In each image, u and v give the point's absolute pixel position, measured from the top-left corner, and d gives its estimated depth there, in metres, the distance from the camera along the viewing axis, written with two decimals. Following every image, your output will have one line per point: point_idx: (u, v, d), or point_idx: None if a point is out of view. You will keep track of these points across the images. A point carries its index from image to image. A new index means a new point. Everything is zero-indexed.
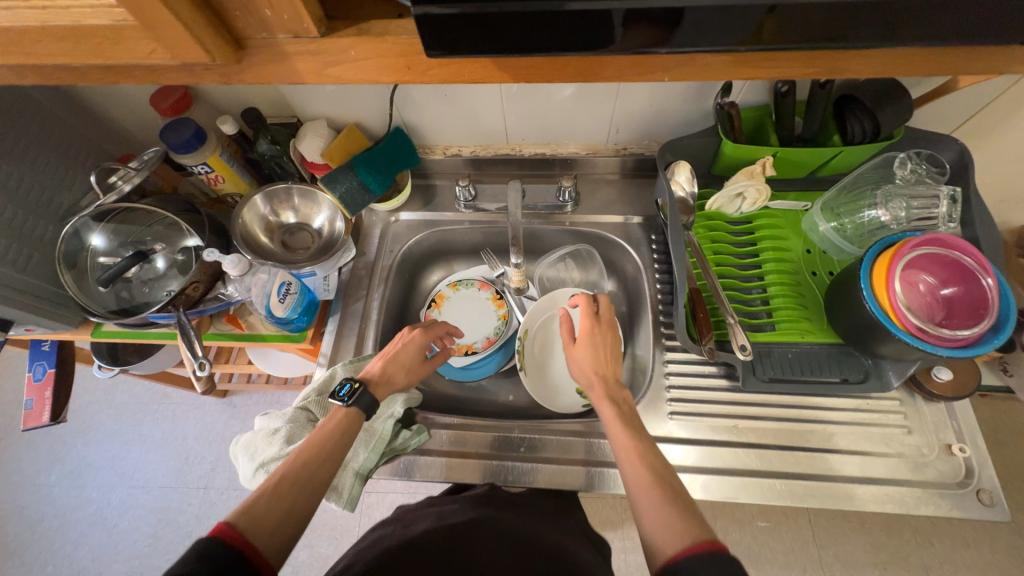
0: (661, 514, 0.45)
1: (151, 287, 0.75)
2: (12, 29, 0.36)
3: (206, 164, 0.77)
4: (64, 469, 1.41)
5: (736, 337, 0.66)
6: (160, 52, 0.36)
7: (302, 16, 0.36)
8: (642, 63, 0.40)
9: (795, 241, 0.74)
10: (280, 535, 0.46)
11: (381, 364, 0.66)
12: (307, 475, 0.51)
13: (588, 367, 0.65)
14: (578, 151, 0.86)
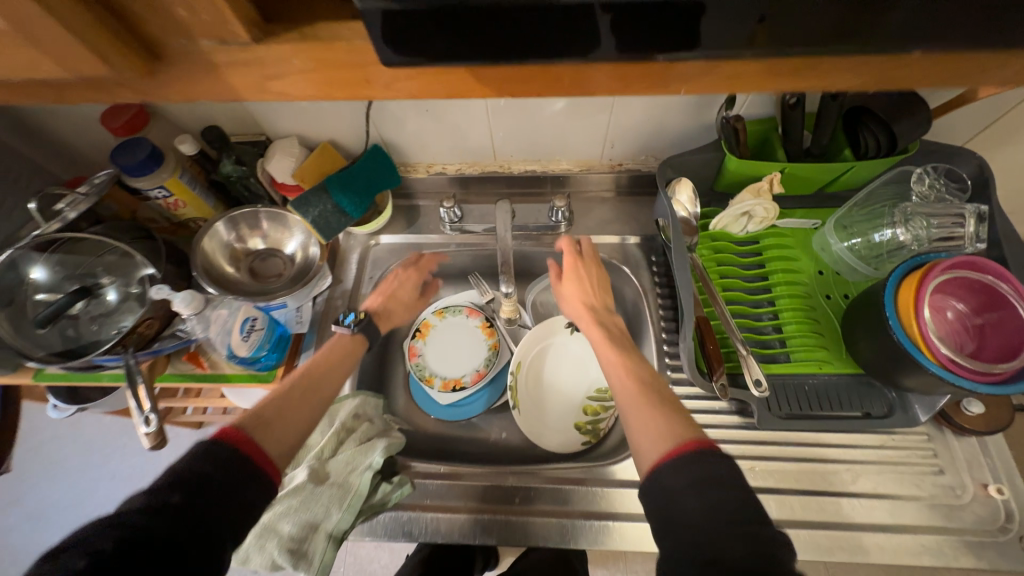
0: (652, 424, 0.49)
1: (100, 324, 0.68)
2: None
3: (163, 187, 0.70)
4: (19, 514, 1.29)
5: (749, 370, 0.60)
6: (46, 61, 0.31)
7: (227, 18, 0.30)
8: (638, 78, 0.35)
9: (807, 263, 0.69)
10: (281, 444, 0.51)
11: (382, 299, 0.74)
12: (304, 395, 0.57)
13: (576, 298, 0.70)
14: (570, 168, 0.81)
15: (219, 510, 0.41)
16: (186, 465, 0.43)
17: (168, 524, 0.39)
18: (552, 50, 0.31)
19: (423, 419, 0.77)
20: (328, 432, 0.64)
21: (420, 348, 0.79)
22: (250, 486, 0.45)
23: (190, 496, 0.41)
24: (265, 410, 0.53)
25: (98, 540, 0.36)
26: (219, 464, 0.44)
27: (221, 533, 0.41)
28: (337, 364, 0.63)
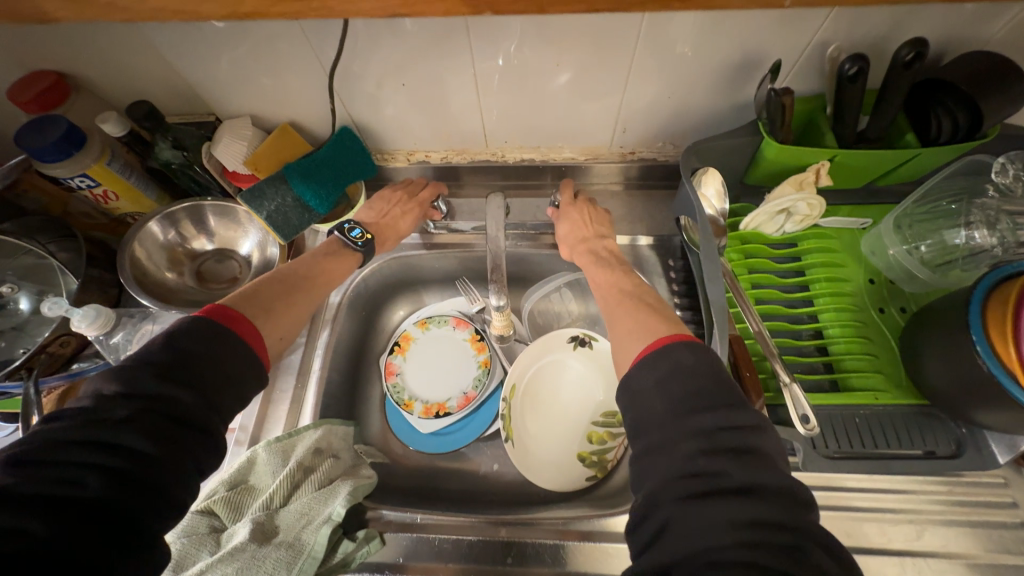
0: (629, 332, 0.50)
1: (7, 341, 0.56)
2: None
3: (86, 175, 0.58)
4: None
5: (794, 404, 0.49)
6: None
7: None
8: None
9: (855, 270, 0.58)
10: (278, 337, 0.47)
11: (378, 219, 0.64)
12: (304, 287, 0.53)
13: (569, 236, 0.65)
14: (575, 156, 0.69)
15: (215, 385, 0.37)
16: (172, 355, 0.36)
17: (161, 432, 0.34)
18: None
19: (401, 448, 0.67)
20: (279, 474, 0.53)
21: (398, 366, 0.69)
22: (249, 372, 0.40)
23: (188, 393, 0.36)
24: (265, 299, 0.48)
25: (80, 471, 0.31)
26: (213, 349, 0.38)
27: (219, 433, 0.37)
28: (341, 263, 0.59)
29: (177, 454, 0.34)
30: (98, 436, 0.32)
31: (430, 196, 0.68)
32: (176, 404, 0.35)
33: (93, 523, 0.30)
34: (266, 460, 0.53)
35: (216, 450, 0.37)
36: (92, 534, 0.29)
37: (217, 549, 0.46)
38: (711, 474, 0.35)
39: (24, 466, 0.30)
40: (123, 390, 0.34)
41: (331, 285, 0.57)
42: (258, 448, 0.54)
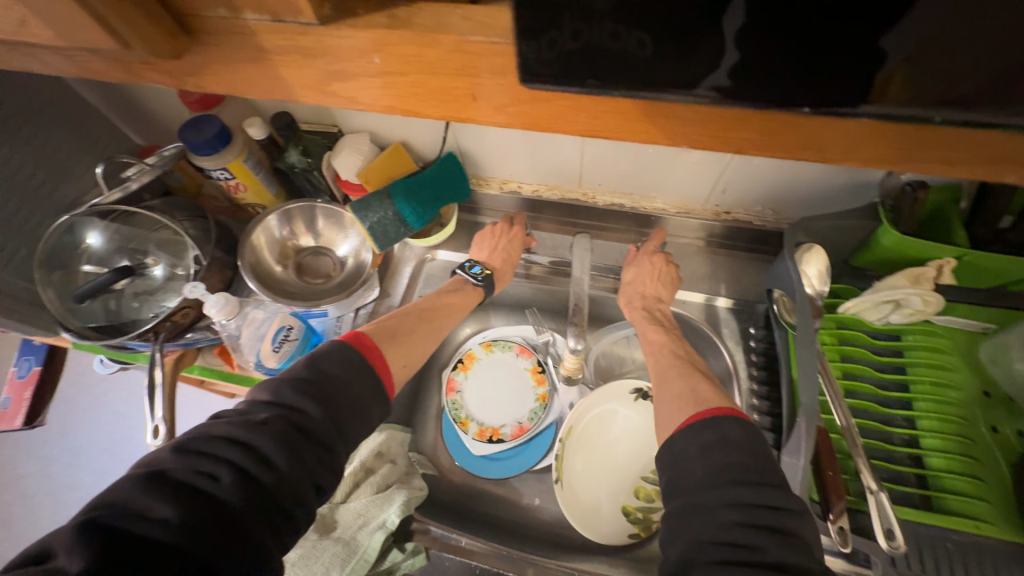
0: (678, 398, 0.49)
1: (141, 303, 0.65)
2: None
3: (226, 169, 0.65)
4: None
5: (878, 514, 0.45)
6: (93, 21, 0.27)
7: None
8: (835, 142, 0.26)
9: (966, 378, 0.53)
10: (402, 363, 0.51)
11: (499, 259, 0.67)
12: (425, 321, 0.58)
13: (631, 286, 0.65)
14: (664, 208, 0.68)
15: (342, 411, 0.41)
16: (313, 378, 0.42)
17: (289, 445, 0.37)
18: (749, 97, 0.24)
19: (449, 463, 0.69)
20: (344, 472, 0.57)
21: (459, 383, 0.71)
22: (373, 402, 0.45)
23: (315, 411, 0.40)
24: (385, 326, 0.53)
25: (217, 465, 0.34)
26: (343, 371, 0.44)
27: (335, 454, 0.40)
28: (461, 302, 0.64)
29: (295, 476, 0.36)
30: (242, 439, 0.36)
31: (522, 226, 0.70)
32: (304, 416, 0.39)
33: (222, 520, 0.32)
34: None
35: (330, 470, 0.39)
36: (212, 528, 0.32)
37: None
38: (745, 547, 0.34)
39: (184, 453, 0.35)
40: (272, 398, 0.40)
41: (449, 319, 0.61)
42: None
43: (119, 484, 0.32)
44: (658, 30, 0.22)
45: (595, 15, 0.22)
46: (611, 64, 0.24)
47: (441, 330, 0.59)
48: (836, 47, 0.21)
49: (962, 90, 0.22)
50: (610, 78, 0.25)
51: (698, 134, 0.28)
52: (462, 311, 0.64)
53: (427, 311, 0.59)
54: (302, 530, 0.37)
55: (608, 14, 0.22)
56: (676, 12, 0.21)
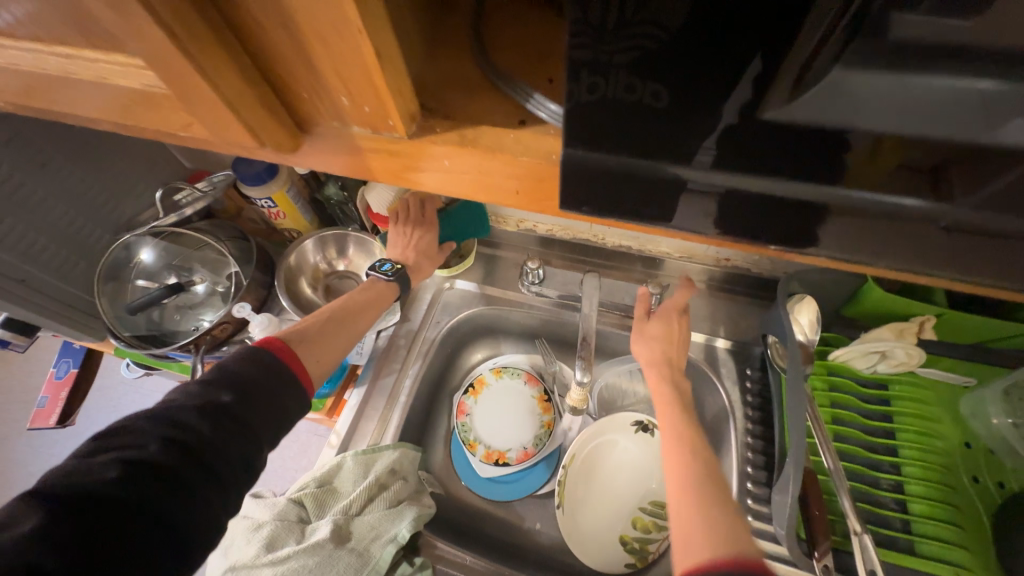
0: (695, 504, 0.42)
1: (183, 315, 0.70)
2: (35, 75, 0.27)
3: (270, 198, 0.71)
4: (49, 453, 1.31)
5: (862, 556, 0.48)
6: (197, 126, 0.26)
7: (390, 114, 0.24)
8: (828, 236, 0.26)
9: (949, 429, 0.56)
10: (316, 360, 0.54)
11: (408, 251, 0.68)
12: (344, 319, 0.60)
13: (649, 346, 0.61)
14: (669, 252, 0.74)
15: (257, 397, 0.44)
16: (235, 369, 0.45)
17: (211, 424, 0.41)
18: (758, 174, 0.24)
19: (456, 484, 0.72)
20: (359, 484, 0.59)
21: (469, 407, 0.75)
22: (288, 391, 0.47)
23: (233, 398, 0.43)
24: (304, 329, 0.55)
25: (146, 438, 0.39)
26: (254, 367, 0.46)
27: (259, 429, 0.43)
28: (374, 302, 0.65)
29: (219, 442, 0.41)
30: (169, 422, 0.40)
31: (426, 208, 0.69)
32: (218, 403, 0.42)
33: (155, 478, 0.37)
34: (350, 469, 0.60)
35: (253, 442, 0.43)
36: (148, 484, 0.37)
37: (302, 539, 0.54)
38: None
39: (111, 433, 0.39)
40: (184, 390, 0.43)
41: (365, 314, 0.63)
42: (346, 456, 0.61)
43: (57, 469, 0.36)
44: (675, 84, 0.21)
45: (611, 69, 0.21)
46: (627, 142, 0.24)
47: (355, 330, 0.61)
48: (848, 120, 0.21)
49: (966, 177, 0.22)
50: (622, 135, 0.24)
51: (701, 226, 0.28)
52: (378, 309, 0.65)
53: (345, 310, 0.61)
54: (237, 489, 0.41)
55: (625, 68, 0.21)
56: (696, 68, 0.20)
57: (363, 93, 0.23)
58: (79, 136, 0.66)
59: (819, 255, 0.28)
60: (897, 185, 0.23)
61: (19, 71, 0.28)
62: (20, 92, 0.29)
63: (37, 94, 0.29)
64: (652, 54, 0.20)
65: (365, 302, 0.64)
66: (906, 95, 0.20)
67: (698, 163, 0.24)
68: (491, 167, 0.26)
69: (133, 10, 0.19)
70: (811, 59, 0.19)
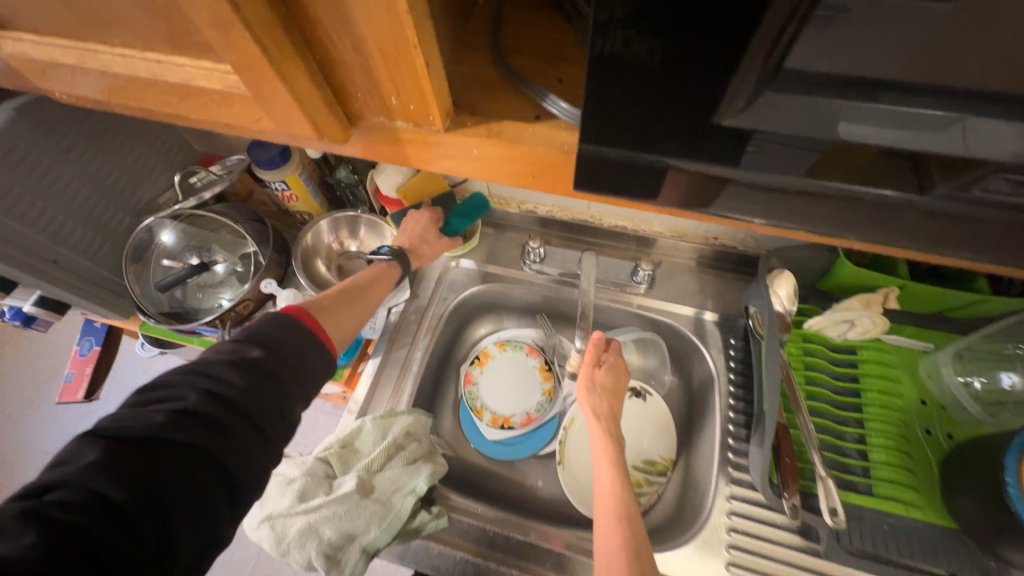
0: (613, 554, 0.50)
1: (205, 294, 0.75)
2: (121, 75, 0.31)
3: (284, 181, 0.75)
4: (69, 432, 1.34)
5: (825, 495, 0.55)
6: (266, 120, 0.31)
7: (431, 110, 0.29)
8: (797, 210, 0.31)
9: (908, 389, 0.63)
10: (332, 327, 0.59)
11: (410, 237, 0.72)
12: (356, 294, 0.65)
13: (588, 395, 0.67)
14: (661, 232, 0.79)
15: (282, 359, 0.49)
16: (262, 332, 0.50)
17: (244, 374, 0.46)
18: (726, 159, 0.28)
19: (465, 446, 0.79)
20: (379, 444, 0.65)
21: (475, 376, 0.81)
22: (314, 352, 0.52)
23: (262, 352, 0.48)
24: (321, 299, 0.60)
25: (188, 390, 0.44)
26: (281, 330, 0.51)
27: (286, 385, 0.48)
28: (378, 280, 0.69)
29: (254, 392, 0.46)
30: (208, 374, 0.45)
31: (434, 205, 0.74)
32: (251, 359, 0.47)
33: (199, 422, 0.42)
34: (370, 431, 0.66)
35: (282, 395, 0.47)
36: (193, 426, 0.42)
37: (330, 491, 0.60)
38: None
39: (156, 389, 0.44)
40: (217, 352, 0.48)
41: (375, 289, 0.68)
42: (365, 419, 0.67)
43: (111, 416, 0.42)
44: (668, 36, 0.23)
45: (610, 26, 0.23)
46: (617, 112, 0.27)
47: (365, 307, 0.65)
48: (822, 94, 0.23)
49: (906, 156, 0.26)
50: (620, 82, 0.25)
51: (681, 201, 0.32)
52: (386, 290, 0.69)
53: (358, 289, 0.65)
54: (274, 434, 0.46)
55: (623, 22, 0.23)
56: (689, 24, 0.22)
57: (410, 93, 0.28)
58: (101, 122, 0.70)
59: (789, 229, 0.33)
60: (855, 153, 0.26)
61: (96, 70, 0.32)
62: (98, 88, 0.33)
63: (119, 91, 0.33)
64: (648, 8, 0.22)
65: (374, 280, 0.68)
66: (877, 77, 0.22)
67: (685, 128, 0.27)
68: (511, 158, 0.31)
69: (235, 29, 0.23)
70: (785, 27, 0.21)
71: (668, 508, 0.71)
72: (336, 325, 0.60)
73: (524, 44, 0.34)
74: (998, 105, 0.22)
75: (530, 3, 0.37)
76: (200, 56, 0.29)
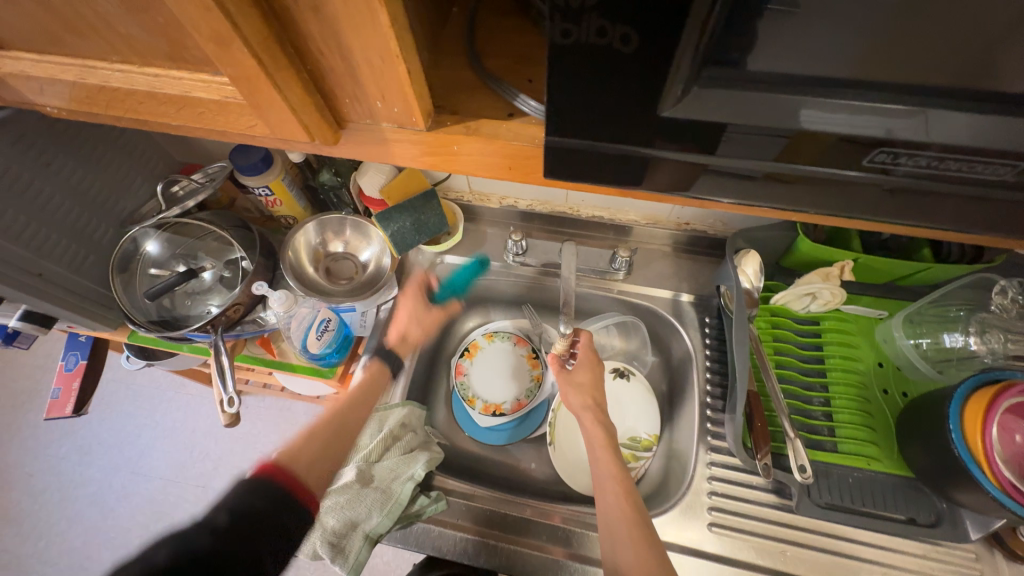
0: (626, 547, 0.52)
1: (193, 300, 0.75)
2: (119, 88, 0.33)
3: (268, 186, 0.76)
4: (53, 450, 1.31)
5: (794, 454, 0.59)
6: (260, 127, 0.33)
7: (413, 111, 0.31)
8: (746, 190, 0.34)
9: (868, 353, 0.68)
10: (317, 471, 0.57)
11: (394, 331, 0.79)
12: (340, 432, 0.65)
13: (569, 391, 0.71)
14: (637, 220, 0.83)
15: (259, 516, 0.45)
16: (235, 495, 0.46)
17: (226, 543, 0.41)
18: (685, 144, 0.31)
19: (459, 435, 0.82)
20: (376, 437, 0.67)
21: (466, 368, 0.83)
22: (289, 510, 0.48)
23: (230, 517, 0.43)
24: (302, 442, 0.60)
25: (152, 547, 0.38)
26: (250, 492, 0.47)
27: (265, 537, 0.44)
28: (360, 398, 0.70)
29: (231, 548, 0.41)
30: (175, 538, 0.40)
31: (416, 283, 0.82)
32: (219, 519, 0.43)
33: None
34: (367, 425, 0.68)
35: (263, 544, 0.43)
36: None
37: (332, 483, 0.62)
38: None
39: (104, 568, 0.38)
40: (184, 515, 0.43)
41: (358, 411, 0.69)
42: (361, 414, 0.69)
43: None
44: (627, 21, 0.24)
45: (582, 14, 0.24)
46: (589, 104, 0.29)
47: (347, 445, 0.65)
48: (754, 89, 0.26)
49: None
50: (581, 74, 0.27)
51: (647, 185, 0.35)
52: (367, 411, 0.70)
53: (334, 431, 0.65)
54: None
55: (594, 9, 0.24)
56: (658, 14, 0.24)
57: (393, 98, 0.30)
58: (78, 135, 0.70)
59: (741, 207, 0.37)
60: (789, 139, 0.30)
61: (93, 84, 0.34)
62: (91, 100, 0.35)
63: (115, 103, 0.35)
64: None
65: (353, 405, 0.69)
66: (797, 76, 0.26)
67: (641, 125, 0.30)
68: (490, 151, 0.34)
69: (235, 46, 0.26)
70: (709, 12, 0.23)
71: (654, 479, 0.75)
72: (323, 459, 0.60)
73: (498, 46, 0.37)
74: (904, 94, 0.25)
75: (499, 9, 0.39)
76: (198, 70, 0.31)
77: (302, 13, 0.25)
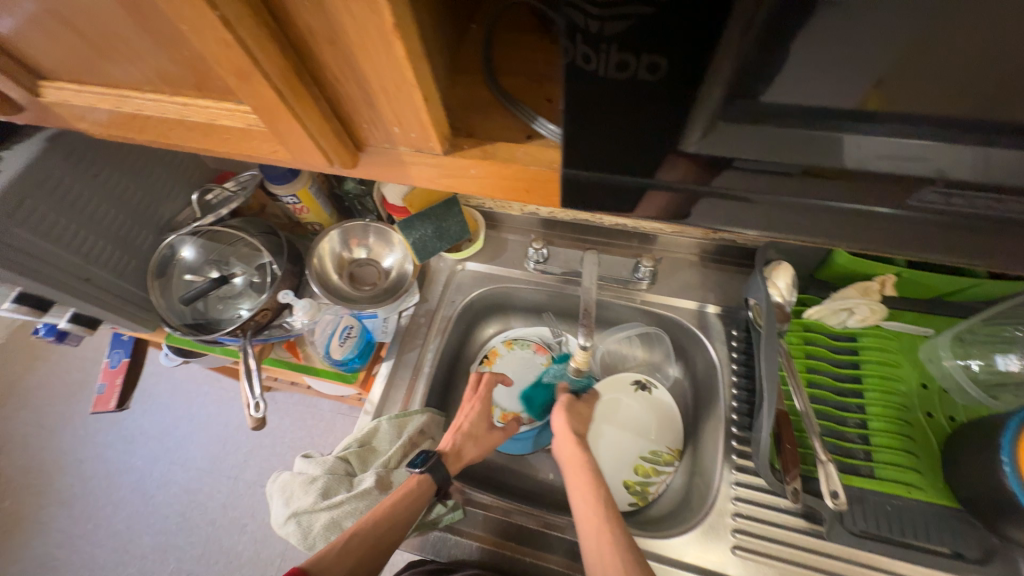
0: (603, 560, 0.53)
1: (225, 305, 0.78)
2: (153, 116, 0.35)
3: (295, 195, 0.78)
4: (101, 438, 1.40)
5: (826, 480, 0.56)
6: (282, 151, 0.34)
7: (430, 135, 0.31)
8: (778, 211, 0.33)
9: (910, 372, 0.64)
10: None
11: (454, 435, 0.69)
12: (372, 545, 0.57)
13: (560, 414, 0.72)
14: (662, 228, 0.81)
15: None
16: None
17: None
18: (711, 165, 0.29)
19: None
20: (395, 443, 0.68)
21: None
22: None
23: None
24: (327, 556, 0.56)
25: None
26: None
27: None
28: (412, 505, 0.61)
29: None
30: None
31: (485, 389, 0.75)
32: None
33: None
34: (386, 431, 0.69)
35: None
36: None
37: (351, 488, 0.64)
38: None
39: None
40: None
41: (406, 518, 0.60)
42: (381, 420, 0.70)
43: None
44: (645, 47, 0.23)
45: (604, 44, 0.23)
46: (607, 127, 0.28)
47: (375, 559, 0.57)
48: (778, 111, 0.25)
49: None
50: (599, 97, 0.26)
51: (664, 213, 0.33)
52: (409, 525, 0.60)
53: (369, 544, 0.57)
54: None
55: (617, 40, 0.23)
56: (682, 28, 0.22)
57: (410, 124, 0.30)
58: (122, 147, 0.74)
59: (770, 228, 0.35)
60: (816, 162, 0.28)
61: (128, 112, 0.35)
62: (128, 127, 0.37)
63: (148, 129, 0.36)
64: (647, 26, 0.22)
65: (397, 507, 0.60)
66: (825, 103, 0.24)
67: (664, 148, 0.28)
68: (506, 174, 0.34)
69: (255, 79, 0.26)
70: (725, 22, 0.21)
71: (676, 496, 0.73)
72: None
73: (513, 66, 0.37)
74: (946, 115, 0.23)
75: (517, 26, 0.39)
76: (223, 98, 0.32)
77: (319, 44, 0.26)
